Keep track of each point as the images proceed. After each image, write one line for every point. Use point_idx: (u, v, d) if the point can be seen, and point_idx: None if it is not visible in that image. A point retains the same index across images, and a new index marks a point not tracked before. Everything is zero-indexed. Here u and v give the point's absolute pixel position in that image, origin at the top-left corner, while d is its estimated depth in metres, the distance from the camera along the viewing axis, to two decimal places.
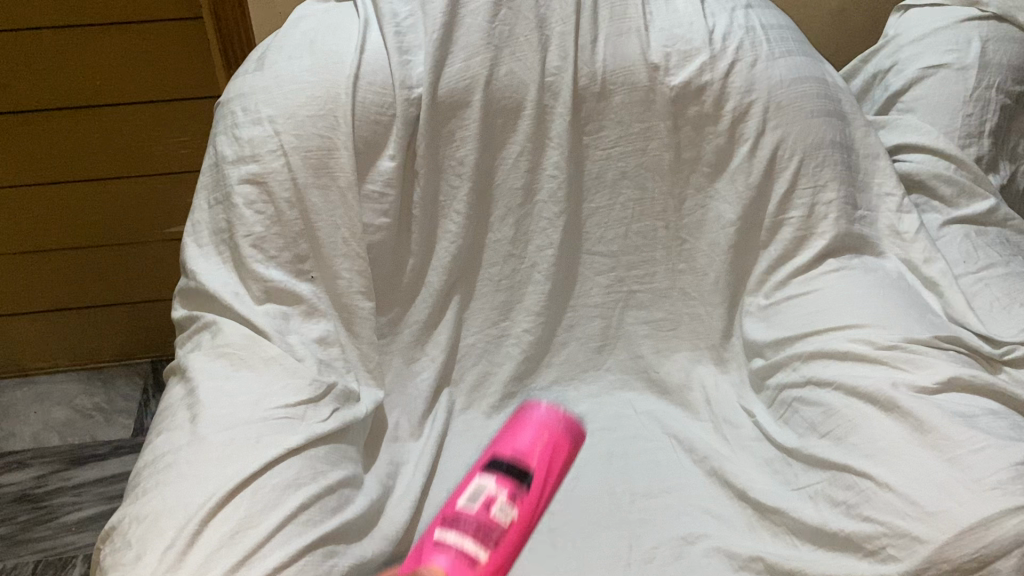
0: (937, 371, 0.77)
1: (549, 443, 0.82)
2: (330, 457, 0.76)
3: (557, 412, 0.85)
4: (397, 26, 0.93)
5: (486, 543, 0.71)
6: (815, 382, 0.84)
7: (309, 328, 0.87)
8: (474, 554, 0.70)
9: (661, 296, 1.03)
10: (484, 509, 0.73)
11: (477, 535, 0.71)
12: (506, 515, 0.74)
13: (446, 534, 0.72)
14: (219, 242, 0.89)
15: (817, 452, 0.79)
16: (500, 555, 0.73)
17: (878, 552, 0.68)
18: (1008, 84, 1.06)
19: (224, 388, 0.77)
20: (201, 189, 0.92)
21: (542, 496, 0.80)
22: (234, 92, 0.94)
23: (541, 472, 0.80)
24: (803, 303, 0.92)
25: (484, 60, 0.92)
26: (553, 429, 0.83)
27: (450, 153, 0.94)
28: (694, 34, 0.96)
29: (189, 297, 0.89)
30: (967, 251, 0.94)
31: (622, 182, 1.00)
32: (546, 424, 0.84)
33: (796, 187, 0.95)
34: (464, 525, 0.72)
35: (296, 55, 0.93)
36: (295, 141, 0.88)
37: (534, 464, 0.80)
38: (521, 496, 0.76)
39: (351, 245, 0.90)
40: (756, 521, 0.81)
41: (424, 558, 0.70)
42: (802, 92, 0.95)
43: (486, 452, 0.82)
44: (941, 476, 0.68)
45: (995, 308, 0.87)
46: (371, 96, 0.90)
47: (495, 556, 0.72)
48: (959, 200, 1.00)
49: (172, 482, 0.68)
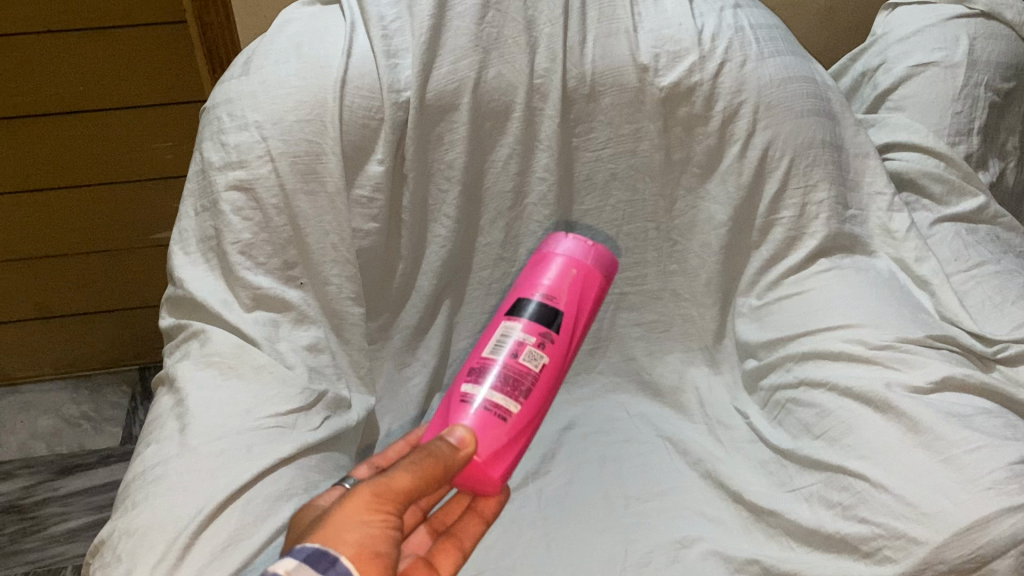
0: (930, 370, 0.77)
1: (579, 279, 0.78)
2: (322, 466, 0.76)
3: (585, 244, 0.80)
4: (384, 29, 0.92)
5: (516, 393, 0.71)
6: (808, 382, 0.84)
7: (299, 335, 0.86)
8: (503, 407, 0.70)
9: (653, 297, 1.04)
10: (510, 361, 0.72)
11: (505, 385, 0.71)
12: (537, 362, 0.72)
13: (477, 388, 0.71)
14: (207, 249, 0.88)
15: (812, 453, 0.78)
16: (532, 402, 0.72)
17: (874, 554, 0.68)
18: (996, 81, 1.06)
19: (214, 398, 0.76)
20: (188, 196, 0.91)
21: (568, 346, 0.77)
22: (220, 98, 0.93)
23: (571, 309, 0.77)
24: (795, 303, 0.92)
25: (473, 63, 0.90)
26: (584, 276, 0.78)
27: (439, 157, 0.94)
28: (683, 35, 0.95)
29: (177, 305, 0.88)
30: (958, 249, 0.94)
31: (612, 184, 1.00)
32: (577, 263, 0.79)
33: (787, 187, 0.94)
34: (494, 382, 0.71)
35: (282, 60, 0.92)
36: (282, 147, 0.87)
37: (564, 302, 0.76)
38: (550, 342, 0.74)
39: (340, 251, 0.89)
40: (751, 523, 0.81)
41: (454, 416, 0.70)
42: (792, 91, 0.95)
43: (511, 294, 0.80)
44: (937, 477, 0.68)
45: (987, 307, 0.87)
46: (357, 100, 0.89)
47: (526, 407, 0.71)
48: (949, 198, 1.00)
49: (162, 495, 0.67)
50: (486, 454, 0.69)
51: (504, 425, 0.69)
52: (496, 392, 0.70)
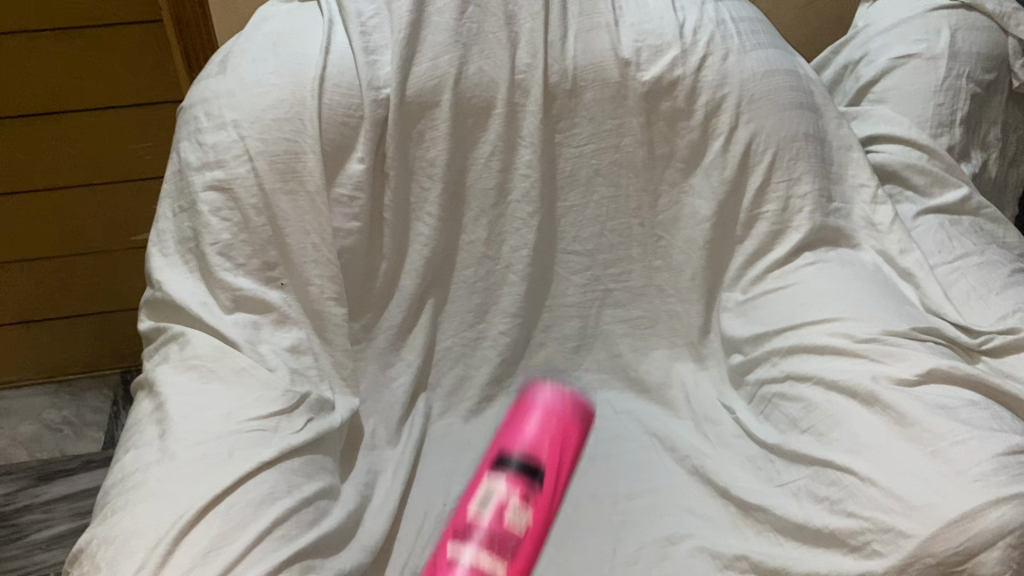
0: (917, 362, 0.77)
1: (558, 435, 0.75)
2: (306, 469, 0.75)
3: (563, 398, 0.77)
4: (363, 25, 0.91)
5: (504, 555, 0.66)
6: (795, 376, 0.84)
7: (280, 336, 0.85)
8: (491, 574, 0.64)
9: (638, 293, 1.02)
10: (494, 512, 0.68)
11: (492, 550, 0.65)
12: (522, 518, 0.68)
13: (459, 551, 0.66)
14: (185, 251, 0.86)
15: (799, 448, 0.78)
16: (520, 564, 0.67)
17: (863, 548, 0.67)
18: (978, 73, 1.06)
19: (194, 402, 0.74)
20: (165, 197, 0.90)
21: (555, 491, 0.72)
22: (197, 97, 0.91)
23: (553, 464, 0.73)
24: (781, 298, 0.91)
25: (453, 59, 0.90)
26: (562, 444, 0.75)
27: (421, 154, 0.93)
28: (665, 29, 0.95)
29: (155, 308, 0.86)
30: (942, 241, 0.94)
31: (596, 179, 0.99)
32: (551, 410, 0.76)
33: (770, 181, 0.94)
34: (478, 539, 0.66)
35: (259, 58, 0.91)
36: (261, 146, 0.86)
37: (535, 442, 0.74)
38: (534, 497, 0.70)
39: (321, 251, 0.88)
40: (739, 520, 0.80)
41: None
42: (774, 85, 0.95)
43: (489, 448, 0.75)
44: (925, 470, 0.67)
45: (972, 298, 0.87)
46: (337, 97, 0.88)
47: (514, 567, 0.66)
48: (932, 190, 1.01)
49: (142, 501, 0.66)
50: None
51: None
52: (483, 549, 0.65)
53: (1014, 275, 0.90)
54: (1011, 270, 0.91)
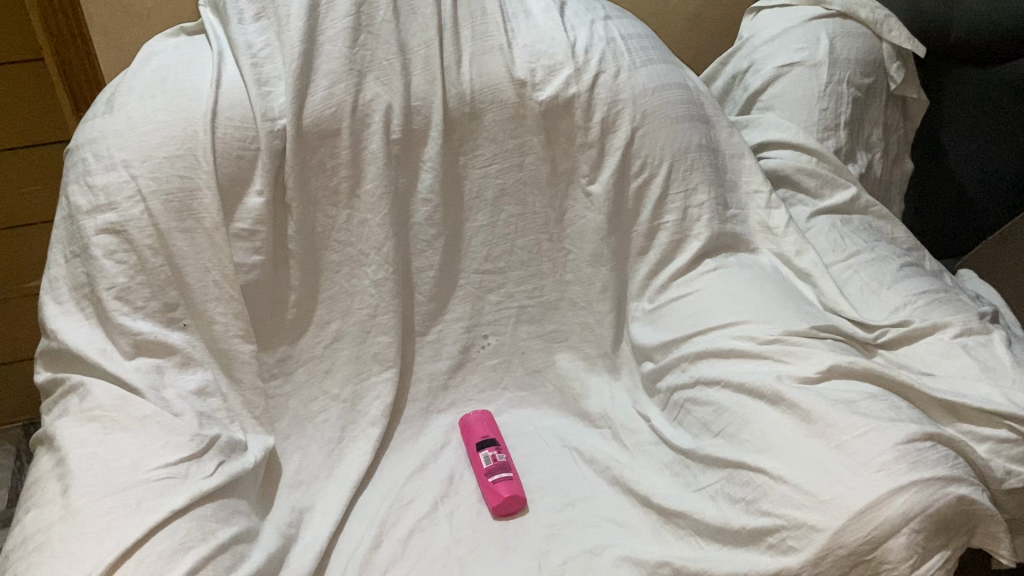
0: (818, 360, 0.80)
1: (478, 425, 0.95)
2: (219, 514, 0.72)
3: (478, 413, 0.97)
4: (253, 57, 0.90)
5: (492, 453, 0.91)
6: (703, 381, 0.86)
7: (185, 379, 0.83)
8: (493, 470, 0.89)
9: (551, 309, 1.03)
10: (496, 469, 0.89)
11: (487, 462, 0.90)
12: (488, 457, 0.90)
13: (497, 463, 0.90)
14: (80, 297, 0.83)
15: (712, 451, 0.80)
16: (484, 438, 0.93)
17: (780, 544, 0.69)
18: (856, 77, 1.11)
19: (96, 454, 0.71)
20: (56, 243, 0.86)
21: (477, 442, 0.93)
22: (83, 137, 0.88)
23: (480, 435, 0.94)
24: (687, 304, 0.93)
25: (349, 86, 0.89)
26: (490, 417, 0.96)
27: (322, 183, 0.91)
28: (557, 49, 0.96)
29: (51, 359, 0.83)
30: (835, 240, 0.98)
31: (502, 199, 1.00)
32: (477, 423, 0.95)
33: (668, 192, 0.97)
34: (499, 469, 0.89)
35: (147, 95, 0.88)
36: (153, 185, 0.84)
37: (487, 433, 0.94)
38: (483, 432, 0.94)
39: (223, 288, 0.86)
40: (660, 526, 0.81)
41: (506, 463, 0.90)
42: (665, 99, 0.97)
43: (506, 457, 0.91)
44: (830, 464, 0.70)
45: (866, 293, 0.91)
46: (230, 130, 0.86)
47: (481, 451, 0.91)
48: (823, 191, 1.05)
49: (46, 564, 0.63)
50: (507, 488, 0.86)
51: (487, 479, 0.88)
52: (493, 447, 0.91)
53: (902, 268, 0.95)
54: (899, 263, 0.95)
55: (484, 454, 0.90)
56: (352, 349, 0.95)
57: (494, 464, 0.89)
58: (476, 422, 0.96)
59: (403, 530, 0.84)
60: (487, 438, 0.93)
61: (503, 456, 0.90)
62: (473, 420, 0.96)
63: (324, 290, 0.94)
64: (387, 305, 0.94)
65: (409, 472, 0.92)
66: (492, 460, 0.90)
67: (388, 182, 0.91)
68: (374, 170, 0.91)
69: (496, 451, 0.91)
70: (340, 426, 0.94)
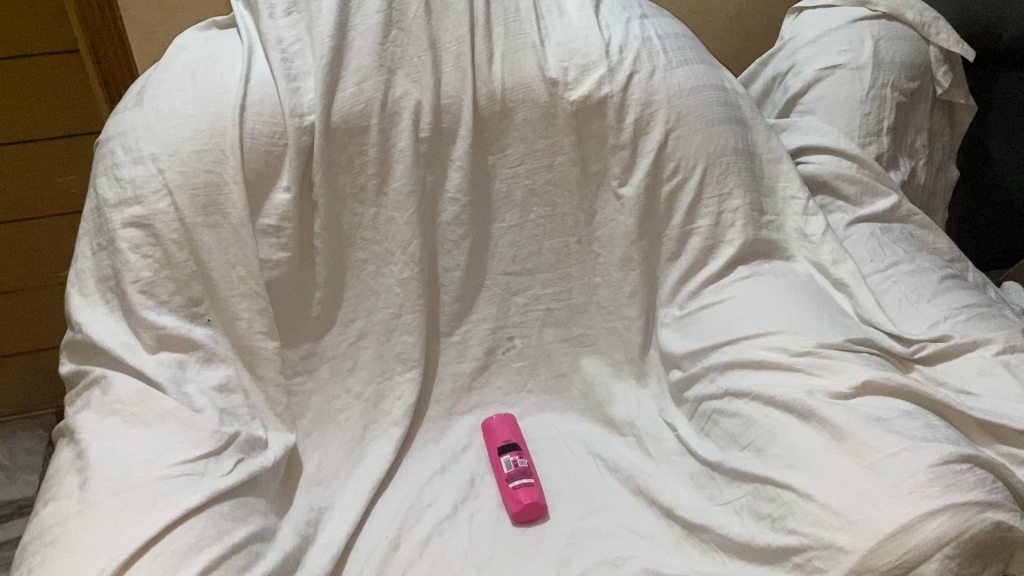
0: (851, 374, 0.77)
1: (501, 428, 0.94)
2: (236, 512, 0.72)
3: (501, 415, 0.95)
4: (284, 52, 0.90)
5: (513, 457, 0.89)
6: (732, 393, 0.83)
7: (207, 375, 0.82)
8: (515, 476, 0.87)
9: (579, 312, 1.02)
10: (517, 475, 0.87)
11: (509, 467, 0.88)
12: (509, 462, 0.88)
13: (518, 468, 0.88)
14: (106, 290, 0.83)
15: (739, 464, 0.77)
16: (506, 441, 0.92)
17: (805, 564, 0.67)
18: (901, 82, 1.08)
19: (117, 447, 0.71)
20: (84, 235, 0.87)
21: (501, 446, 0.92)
22: (113, 130, 0.88)
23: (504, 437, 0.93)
24: (717, 312, 0.91)
25: (378, 83, 0.89)
26: (513, 421, 0.95)
27: (350, 181, 0.90)
28: (590, 47, 0.94)
29: (77, 351, 0.83)
30: (874, 250, 0.95)
31: (531, 200, 0.98)
32: (500, 427, 0.94)
33: (701, 197, 0.94)
34: (520, 475, 0.87)
35: (177, 88, 0.88)
36: (180, 179, 0.83)
37: (511, 437, 0.92)
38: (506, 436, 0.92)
39: (248, 284, 0.85)
40: (683, 539, 0.79)
41: (528, 469, 0.88)
42: (701, 100, 0.95)
43: (529, 462, 0.89)
44: (862, 483, 0.67)
45: (904, 305, 0.88)
46: (259, 125, 0.86)
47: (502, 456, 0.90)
48: (862, 198, 1.03)
49: (61, 557, 0.63)
50: (526, 494, 0.85)
51: (508, 485, 0.86)
52: (514, 452, 0.90)
53: (944, 280, 0.91)
54: (941, 275, 0.92)
55: (506, 458, 0.89)
56: (376, 348, 0.94)
57: (515, 469, 0.88)
58: (499, 424, 0.94)
59: (421, 534, 0.83)
60: (510, 442, 0.91)
61: (524, 462, 0.88)
62: (496, 423, 0.95)
63: (349, 287, 0.93)
64: (412, 304, 0.92)
65: (429, 474, 0.91)
66: (513, 465, 0.88)
67: (417, 180, 0.90)
68: (403, 167, 0.90)
69: (517, 456, 0.89)
70: (362, 425, 0.93)
